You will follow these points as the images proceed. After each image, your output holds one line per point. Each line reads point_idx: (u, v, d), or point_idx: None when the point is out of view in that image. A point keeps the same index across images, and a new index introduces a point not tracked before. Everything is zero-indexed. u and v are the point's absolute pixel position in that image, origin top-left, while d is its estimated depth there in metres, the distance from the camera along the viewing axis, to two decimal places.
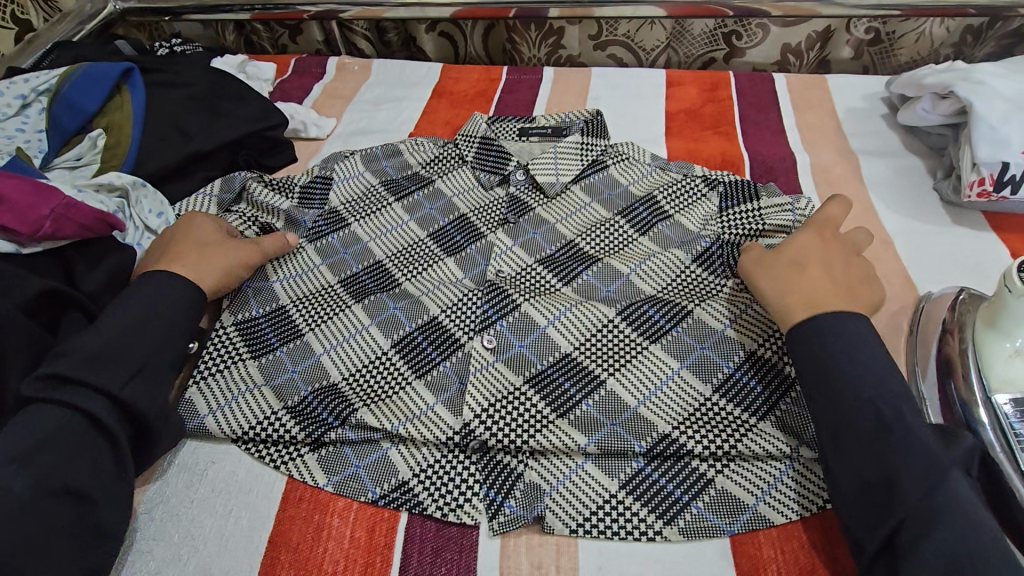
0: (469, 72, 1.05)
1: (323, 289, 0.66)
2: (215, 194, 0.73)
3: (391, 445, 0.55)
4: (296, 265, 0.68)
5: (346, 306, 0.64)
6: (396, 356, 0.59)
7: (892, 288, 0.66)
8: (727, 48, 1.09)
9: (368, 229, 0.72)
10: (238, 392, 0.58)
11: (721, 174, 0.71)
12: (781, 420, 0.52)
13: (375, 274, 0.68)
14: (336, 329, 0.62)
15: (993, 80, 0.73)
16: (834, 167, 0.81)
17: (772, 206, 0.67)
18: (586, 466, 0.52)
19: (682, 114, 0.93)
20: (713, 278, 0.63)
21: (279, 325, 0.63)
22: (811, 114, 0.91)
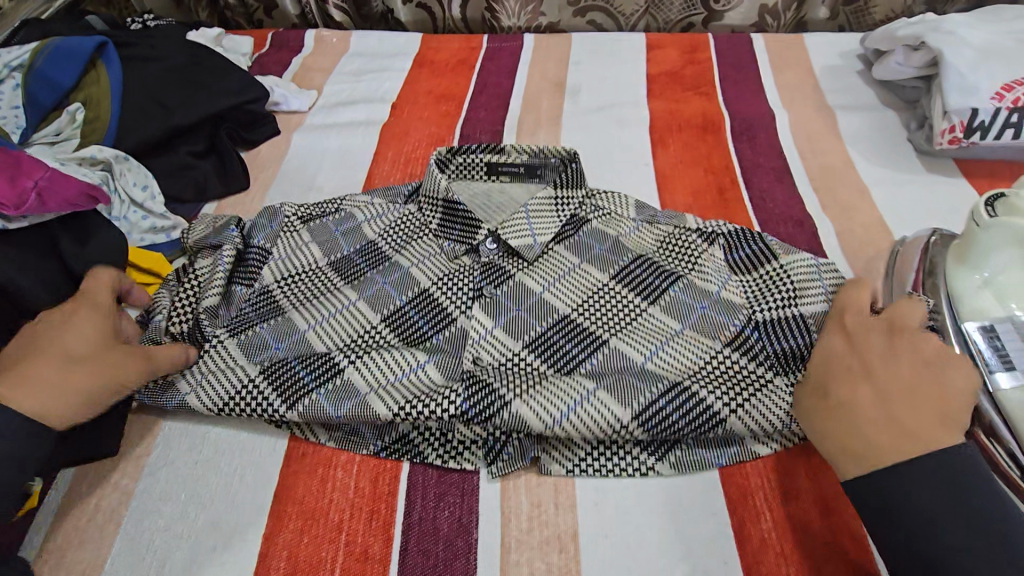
0: (450, 41, 1.04)
1: (308, 270, 0.66)
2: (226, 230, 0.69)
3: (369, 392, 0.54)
4: (287, 245, 0.68)
5: (333, 286, 0.64)
6: (385, 329, 0.60)
7: (868, 236, 0.68)
8: (705, 11, 1.10)
9: (361, 210, 0.71)
10: (220, 366, 0.58)
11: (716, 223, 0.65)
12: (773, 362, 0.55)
13: (367, 254, 0.67)
14: (322, 306, 0.62)
15: (962, 31, 0.75)
16: (813, 123, 0.83)
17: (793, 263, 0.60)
18: (598, 393, 0.52)
19: (663, 76, 0.94)
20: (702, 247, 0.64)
21: (261, 305, 0.63)
22: (789, 73, 0.92)
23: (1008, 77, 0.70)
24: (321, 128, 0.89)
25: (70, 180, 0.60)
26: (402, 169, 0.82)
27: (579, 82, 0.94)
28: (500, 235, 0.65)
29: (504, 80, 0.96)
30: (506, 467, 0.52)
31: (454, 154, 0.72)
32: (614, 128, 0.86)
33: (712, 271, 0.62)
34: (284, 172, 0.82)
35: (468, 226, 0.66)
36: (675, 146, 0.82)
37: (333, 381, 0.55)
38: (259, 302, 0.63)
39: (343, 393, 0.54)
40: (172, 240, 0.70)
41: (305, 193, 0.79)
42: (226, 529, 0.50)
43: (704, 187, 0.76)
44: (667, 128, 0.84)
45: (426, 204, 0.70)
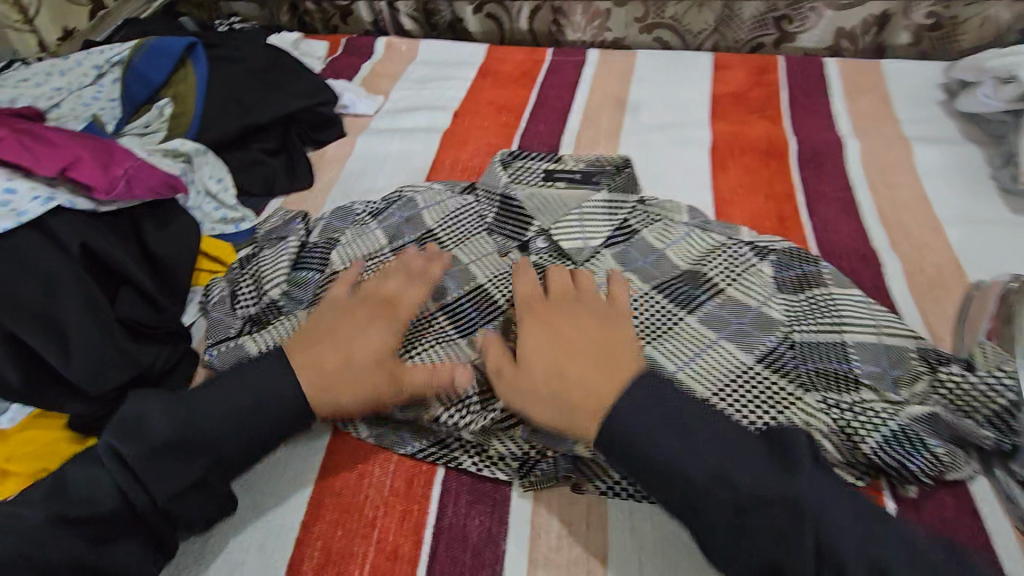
0: (514, 53, 1.06)
1: (374, 255, 0.70)
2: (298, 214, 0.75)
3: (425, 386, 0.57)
4: (356, 229, 0.72)
5: None
6: (440, 315, 0.63)
7: (940, 276, 0.65)
8: (777, 32, 1.08)
9: (425, 197, 0.76)
10: (288, 337, 0.62)
11: (771, 242, 0.67)
12: (803, 380, 0.54)
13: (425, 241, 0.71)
14: None
15: None
16: (885, 153, 0.80)
17: (846, 293, 0.61)
18: None
19: (727, 97, 0.92)
20: (751, 257, 0.66)
21: (329, 285, 0.67)
22: (862, 99, 0.89)
23: None
24: (385, 131, 0.92)
25: (155, 170, 0.65)
26: (458, 176, 0.84)
27: (641, 98, 0.94)
28: (551, 234, 0.70)
29: (566, 93, 0.96)
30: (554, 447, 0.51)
31: (513, 160, 0.79)
32: (673, 147, 0.84)
33: (759, 285, 0.63)
34: (347, 172, 0.86)
35: (521, 223, 0.72)
36: (735, 169, 0.80)
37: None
38: (329, 285, 0.67)
39: None
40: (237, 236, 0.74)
41: (365, 192, 0.82)
42: (267, 513, 0.52)
43: (763, 212, 0.74)
44: (728, 150, 0.83)
45: (485, 196, 0.75)
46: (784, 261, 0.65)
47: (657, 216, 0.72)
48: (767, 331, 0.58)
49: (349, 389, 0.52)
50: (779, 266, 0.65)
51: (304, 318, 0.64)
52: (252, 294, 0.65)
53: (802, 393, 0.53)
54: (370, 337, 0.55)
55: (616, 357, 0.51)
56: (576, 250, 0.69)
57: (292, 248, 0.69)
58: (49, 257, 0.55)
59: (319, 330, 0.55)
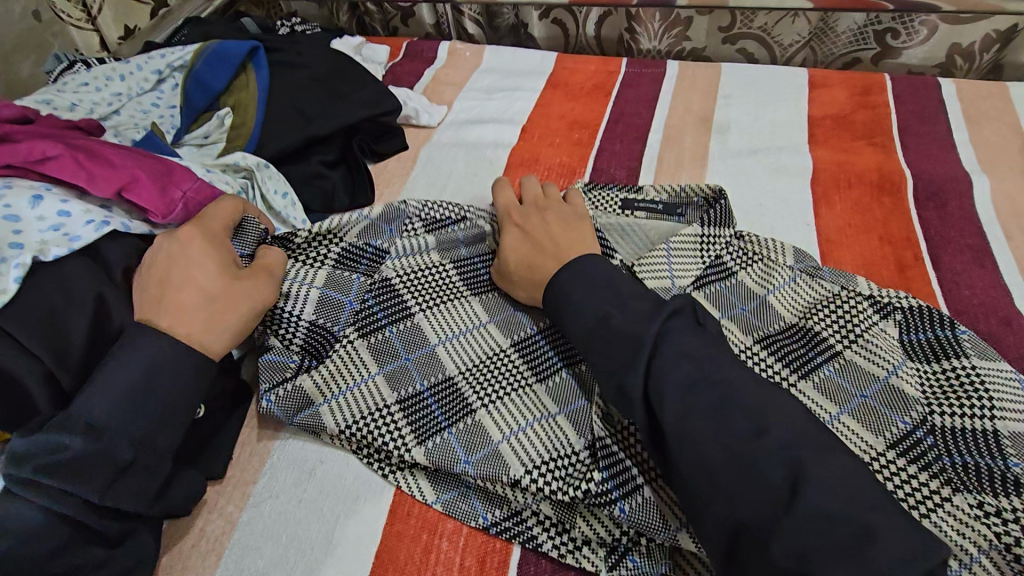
0: (587, 63, 0.98)
1: (431, 269, 0.62)
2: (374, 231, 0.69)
3: (501, 441, 0.50)
4: (409, 240, 0.64)
5: (460, 296, 0.61)
6: (516, 356, 0.56)
7: None
8: (879, 47, 0.97)
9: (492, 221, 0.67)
10: (343, 369, 0.56)
11: (894, 297, 0.58)
12: (948, 476, 0.46)
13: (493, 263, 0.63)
14: (450, 318, 0.59)
15: None
16: (1021, 194, 0.70)
17: (994, 369, 0.52)
18: None
19: (828, 120, 0.83)
20: (873, 314, 0.57)
21: (386, 303, 0.59)
22: (987, 128, 0.78)
23: None
24: (449, 145, 0.86)
25: (215, 192, 0.61)
26: None
27: (729, 118, 0.85)
28: (635, 268, 0.62)
29: (644, 110, 0.89)
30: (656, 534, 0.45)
31: (591, 188, 0.74)
32: (768, 176, 0.76)
33: (885, 349, 0.54)
34: (410, 190, 0.80)
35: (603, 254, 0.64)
36: (842, 205, 0.71)
37: (463, 419, 0.52)
38: (382, 296, 0.60)
39: (483, 438, 0.51)
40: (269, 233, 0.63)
41: None
42: None
43: (879, 258, 0.65)
44: (833, 182, 0.74)
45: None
46: (911, 322, 0.56)
47: (757, 254, 0.64)
48: (901, 410, 0.50)
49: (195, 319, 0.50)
50: (905, 328, 0.56)
51: (361, 347, 0.57)
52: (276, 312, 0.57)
53: (949, 492, 0.45)
54: (188, 268, 0.52)
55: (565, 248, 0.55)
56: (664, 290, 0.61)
57: (336, 246, 0.61)
58: (99, 284, 0.51)
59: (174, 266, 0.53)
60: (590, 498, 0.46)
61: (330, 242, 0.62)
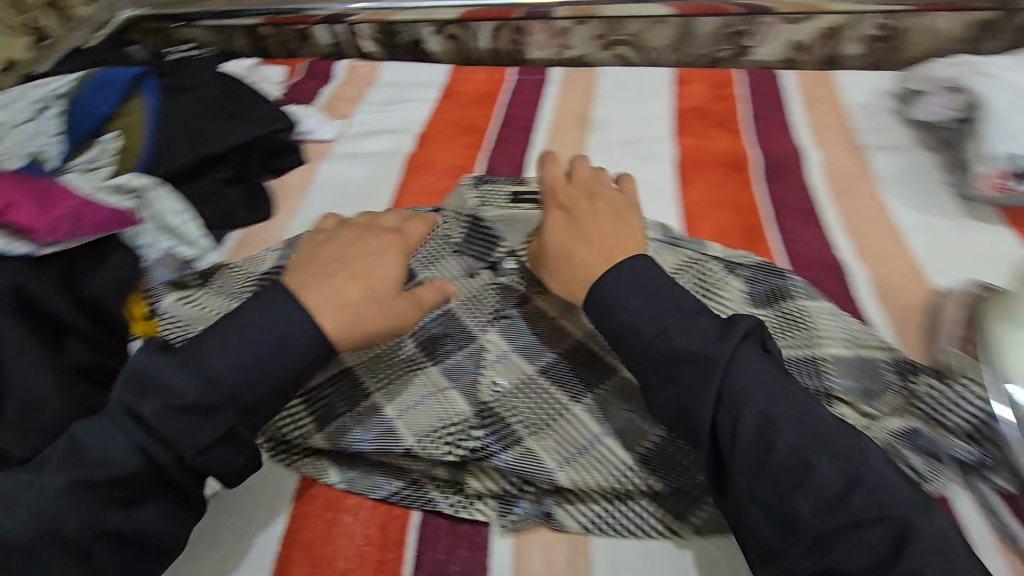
0: (477, 73, 1.05)
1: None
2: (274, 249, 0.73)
3: (395, 416, 0.54)
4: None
5: None
6: (408, 343, 0.59)
7: (905, 282, 0.66)
8: (733, 47, 1.11)
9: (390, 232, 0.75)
10: None
11: (741, 257, 0.67)
12: None
13: None
14: None
15: (1004, 74, 0.74)
16: (844, 163, 0.82)
17: (820, 309, 0.60)
18: (605, 441, 0.52)
19: (690, 111, 0.93)
20: (723, 273, 0.65)
21: None
22: (819, 110, 0.91)
23: None
24: (346, 157, 0.90)
25: (100, 207, 0.63)
26: (424, 201, 0.82)
27: (605, 116, 0.94)
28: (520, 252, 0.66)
29: (530, 112, 0.96)
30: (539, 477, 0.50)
31: (481, 183, 0.79)
32: (640, 164, 0.85)
33: (733, 301, 0.62)
34: (310, 202, 0.83)
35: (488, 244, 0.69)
36: (701, 184, 0.80)
37: (361, 403, 0.55)
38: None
39: (379, 416, 0.54)
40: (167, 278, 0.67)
41: (328, 221, 0.80)
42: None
43: (730, 227, 0.74)
44: (693, 165, 0.83)
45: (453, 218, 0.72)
46: (756, 275, 0.65)
47: None
48: None
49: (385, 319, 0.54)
50: (752, 281, 0.65)
51: None
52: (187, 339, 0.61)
53: None
54: (361, 281, 0.54)
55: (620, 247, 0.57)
56: None
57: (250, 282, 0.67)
58: None
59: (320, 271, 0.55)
60: (473, 454, 0.51)
61: (244, 278, 0.68)
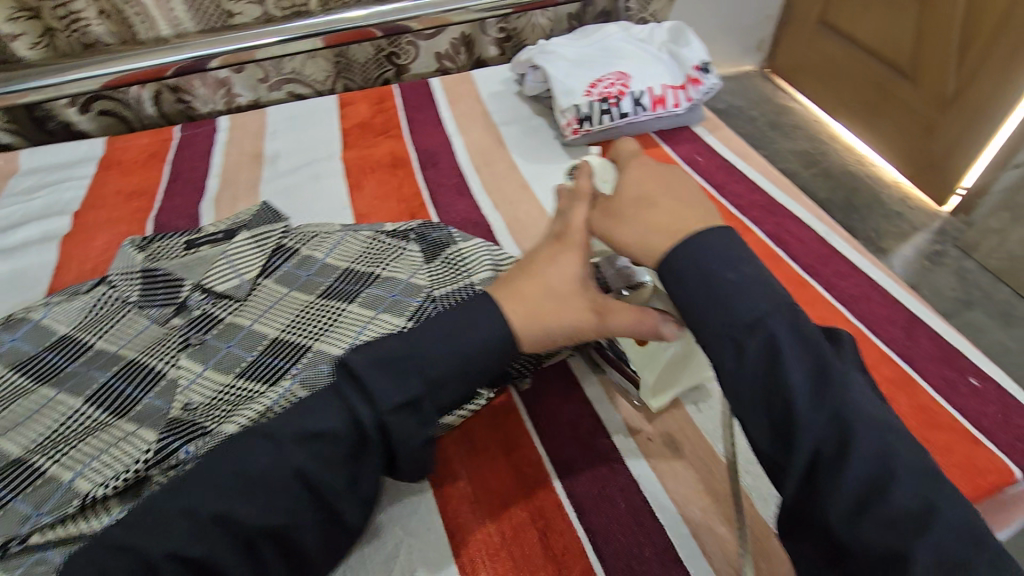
0: (138, 138, 1.02)
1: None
2: None
3: (72, 480, 0.53)
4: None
5: (25, 392, 0.62)
6: (89, 408, 0.60)
7: (529, 219, 0.83)
8: (393, 67, 1.25)
9: (47, 309, 0.70)
10: None
11: (407, 225, 0.79)
12: None
13: (59, 348, 0.67)
14: (12, 415, 0.59)
15: (559, 49, 0.96)
16: (483, 140, 0.99)
17: (470, 245, 0.75)
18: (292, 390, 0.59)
19: (356, 128, 1.03)
20: (394, 243, 0.77)
21: None
22: (461, 104, 1.08)
23: (591, 77, 0.90)
24: None
25: None
26: (89, 276, 0.78)
27: (277, 149, 0.99)
28: (205, 285, 0.71)
29: (200, 163, 0.96)
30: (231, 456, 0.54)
31: (147, 243, 0.77)
32: (313, 182, 0.91)
33: (406, 265, 0.74)
34: None
35: (172, 288, 0.72)
36: (369, 185, 0.90)
37: (32, 484, 0.53)
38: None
39: (54, 485, 0.53)
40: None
41: None
42: None
43: (397, 215, 0.85)
44: (361, 172, 0.93)
45: (121, 279, 0.73)
46: (420, 237, 0.78)
47: (307, 235, 0.79)
48: (413, 294, 0.69)
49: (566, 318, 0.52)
50: (420, 242, 0.77)
51: None
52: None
53: None
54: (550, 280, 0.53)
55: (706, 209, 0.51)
56: (233, 288, 0.71)
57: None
58: None
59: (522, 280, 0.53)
60: (151, 454, 0.53)
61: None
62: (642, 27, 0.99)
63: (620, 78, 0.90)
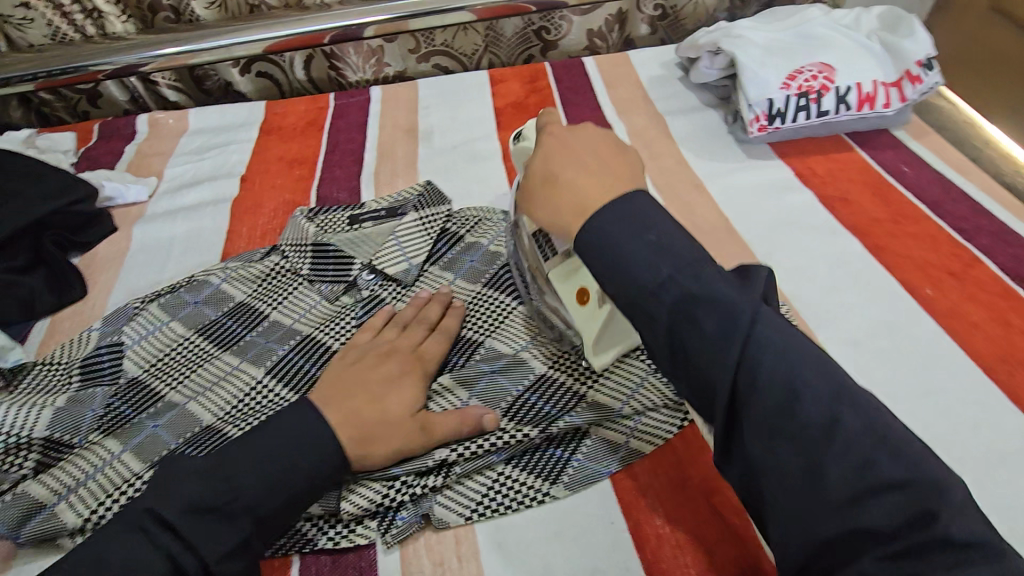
0: (296, 104, 1.02)
1: (178, 346, 0.64)
2: (96, 328, 0.65)
3: None
4: (141, 325, 0.65)
5: (210, 356, 0.63)
6: (274, 382, 0.60)
7: (709, 223, 0.75)
8: (541, 42, 1.18)
9: (221, 273, 0.71)
10: (82, 468, 0.52)
11: None
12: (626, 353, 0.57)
13: (238, 315, 0.67)
14: (202, 379, 0.60)
15: (748, 33, 0.85)
16: (647, 129, 0.91)
17: None
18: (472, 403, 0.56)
19: (509, 108, 0.99)
20: None
21: (133, 397, 0.59)
22: (619, 88, 1.00)
23: (790, 67, 0.80)
24: (163, 216, 0.84)
25: None
26: (259, 244, 0.79)
27: (431, 126, 0.96)
28: (375, 265, 0.70)
29: (357, 135, 0.95)
30: (416, 461, 0.51)
31: (315, 214, 0.78)
32: (471, 164, 0.88)
33: None
34: (128, 269, 0.76)
35: (342, 265, 0.71)
36: None
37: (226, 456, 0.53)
38: (128, 394, 0.59)
39: None
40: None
41: (153, 286, 0.74)
42: None
43: None
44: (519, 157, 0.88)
45: (293, 251, 0.72)
46: None
47: (471, 219, 0.76)
48: None
49: (391, 445, 0.49)
50: None
51: (99, 437, 0.56)
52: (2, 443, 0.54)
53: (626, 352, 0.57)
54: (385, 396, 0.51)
55: (556, 199, 0.44)
56: (403, 271, 0.70)
57: (75, 373, 0.61)
58: None
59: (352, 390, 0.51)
60: None
61: (65, 372, 0.62)
62: (847, 11, 0.87)
63: (824, 71, 0.79)
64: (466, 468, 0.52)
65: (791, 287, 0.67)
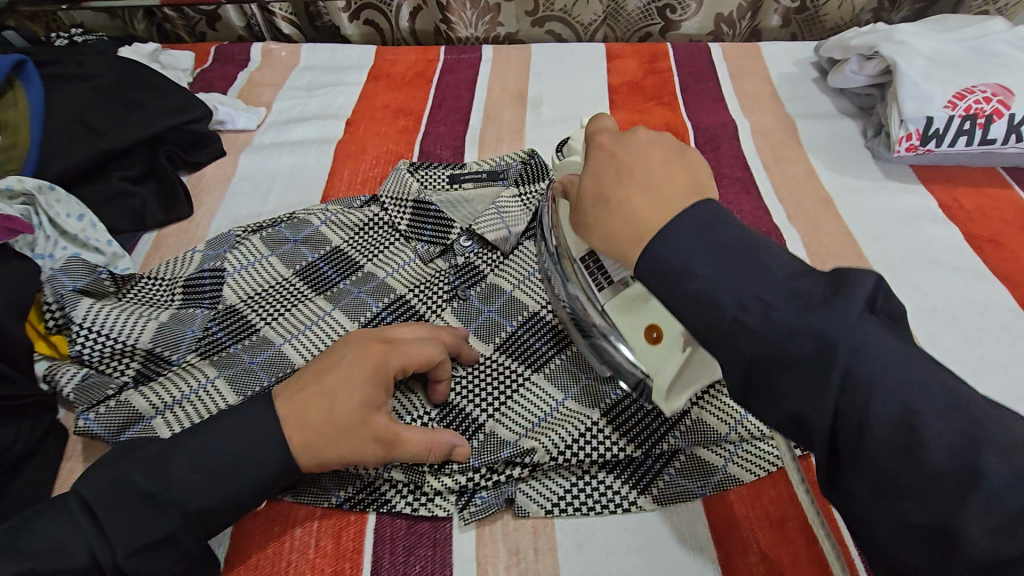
0: (406, 53, 1.00)
1: (275, 284, 0.64)
2: (201, 250, 0.65)
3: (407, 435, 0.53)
4: (242, 256, 0.66)
5: (304, 298, 0.63)
6: None
7: (834, 243, 0.69)
8: (662, 21, 1.11)
9: (318, 214, 0.70)
10: (178, 388, 0.54)
11: None
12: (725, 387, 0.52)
13: (334, 261, 0.67)
14: (295, 321, 0.60)
15: (912, 39, 0.77)
16: (774, 131, 0.84)
17: None
18: (566, 403, 0.53)
19: (624, 86, 0.93)
20: None
21: (230, 325, 0.60)
22: (747, 82, 0.93)
23: (959, 84, 0.71)
24: (269, 147, 0.84)
25: None
26: (358, 191, 0.78)
27: (541, 94, 0.92)
28: (474, 230, 0.66)
29: (465, 93, 0.93)
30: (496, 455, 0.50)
31: (416, 168, 0.75)
32: None
33: None
34: (231, 197, 0.77)
35: (439, 226, 0.67)
36: None
37: None
38: (226, 321, 0.60)
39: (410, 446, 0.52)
40: (75, 285, 0.58)
41: (253, 218, 0.74)
42: None
43: None
44: None
45: (392, 204, 0.70)
46: None
47: None
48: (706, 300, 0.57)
49: (344, 450, 0.45)
50: None
51: (195, 359, 0.58)
52: (107, 348, 0.55)
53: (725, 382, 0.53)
54: (337, 402, 0.46)
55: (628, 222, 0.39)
56: (500, 242, 0.66)
57: (177, 291, 0.62)
58: None
59: (311, 379, 0.47)
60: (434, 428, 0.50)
61: (168, 288, 0.62)
62: None
63: (998, 94, 0.71)
64: (554, 464, 0.50)
65: (922, 330, 0.60)
